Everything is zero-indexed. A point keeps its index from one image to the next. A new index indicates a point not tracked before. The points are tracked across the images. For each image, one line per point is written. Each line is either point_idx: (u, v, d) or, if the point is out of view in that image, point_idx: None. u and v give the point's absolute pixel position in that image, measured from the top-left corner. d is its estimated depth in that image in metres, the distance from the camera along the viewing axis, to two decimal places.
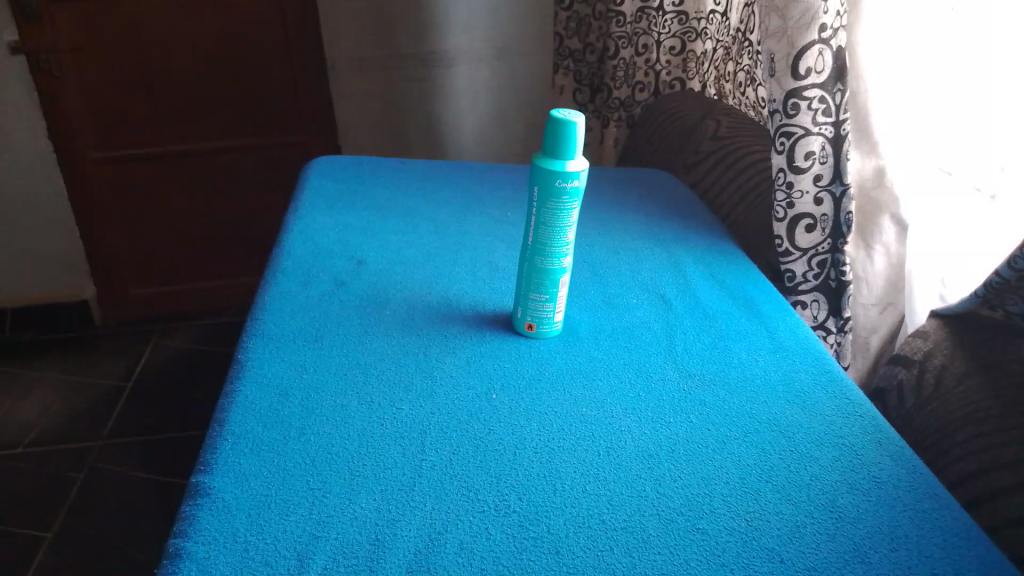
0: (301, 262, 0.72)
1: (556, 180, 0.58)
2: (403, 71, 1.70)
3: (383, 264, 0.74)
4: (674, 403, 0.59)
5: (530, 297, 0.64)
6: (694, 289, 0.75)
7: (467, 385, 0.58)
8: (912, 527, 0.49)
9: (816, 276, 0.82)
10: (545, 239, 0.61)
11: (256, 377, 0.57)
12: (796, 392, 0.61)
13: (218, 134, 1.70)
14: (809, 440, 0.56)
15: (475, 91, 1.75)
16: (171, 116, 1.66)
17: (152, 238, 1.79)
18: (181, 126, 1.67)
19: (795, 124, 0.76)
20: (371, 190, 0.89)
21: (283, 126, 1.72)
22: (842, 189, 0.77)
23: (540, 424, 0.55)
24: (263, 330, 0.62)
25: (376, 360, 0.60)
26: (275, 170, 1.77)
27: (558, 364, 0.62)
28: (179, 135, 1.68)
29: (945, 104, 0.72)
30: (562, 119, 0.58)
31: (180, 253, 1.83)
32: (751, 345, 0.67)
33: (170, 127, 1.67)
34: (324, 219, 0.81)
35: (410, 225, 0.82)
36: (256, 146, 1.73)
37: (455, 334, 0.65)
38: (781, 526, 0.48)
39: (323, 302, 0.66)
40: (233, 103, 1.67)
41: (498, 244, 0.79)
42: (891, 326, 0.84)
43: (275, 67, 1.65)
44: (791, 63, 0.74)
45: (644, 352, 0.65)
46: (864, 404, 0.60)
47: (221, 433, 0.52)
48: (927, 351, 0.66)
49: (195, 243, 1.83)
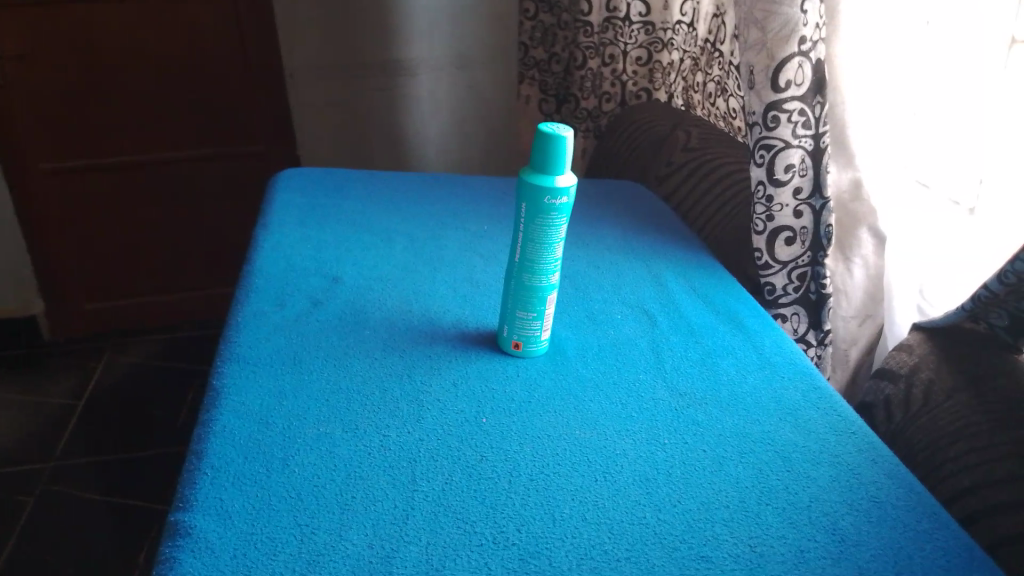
0: (275, 280, 0.69)
1: (545, 196, 0.57)
2: (365, 80, 1.67)
3: (360, 280, 0.72)
4: (667, 423, 0.58)
5: (517, 316, 0.62)
6: (677, 304, 0.74)
7: (456, 409, 0.56)
8: (914, 548, 0.48)
9: (796, 289, 0.82)
10: (533, 256, 0.59)
11: (233, 404, 0.54)
12: (787, 410, 0.60)
13: (175, 144, 1.65)
14: (806, 459, 0.55)
15: (437, 101, 1.72)
16: (126, 126, 1.61)
17: (104, 251, 1.73)
18: (135, 135, 1.62)
19: (774, 137, 0.75)
20: (342, 204, 0.86)
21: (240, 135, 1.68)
22: (822, 202, 0.76)
23: (533, 448, 0.53)
24: (238, 353, 0.59)
25: (359, 384, 0.58)
26: (233, 180, 1.73)
27: (547, 384, 0.60)
28: (134, 145, 1.63)
29: (932, 117, 0.73)
30: (551, 133, 0.56)
31: (134, 266, 1.77)
32: (738, 362, 0.66)
33: (124, 137, 1.62)
34: (295, 234, 0.78)
35: (384, 241, 0.79)
36: (216, 155, 1.69)
37: (439, 355, 0.63)
38: (786, 551, 0.47)
39: (301, 323, 0.64)
40: (191, 112, 1.63)
41: (476, 258, 0.78)
42: (870, 339, 0.83)
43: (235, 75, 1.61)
44: (770, 76, 0.73)
45: (632, 370, 0.64)
46: (855, 421, 0.60)
47: (199, 466, 0.49)
48: (914, 365, 0.66)
49: (149, 256, 1.77)
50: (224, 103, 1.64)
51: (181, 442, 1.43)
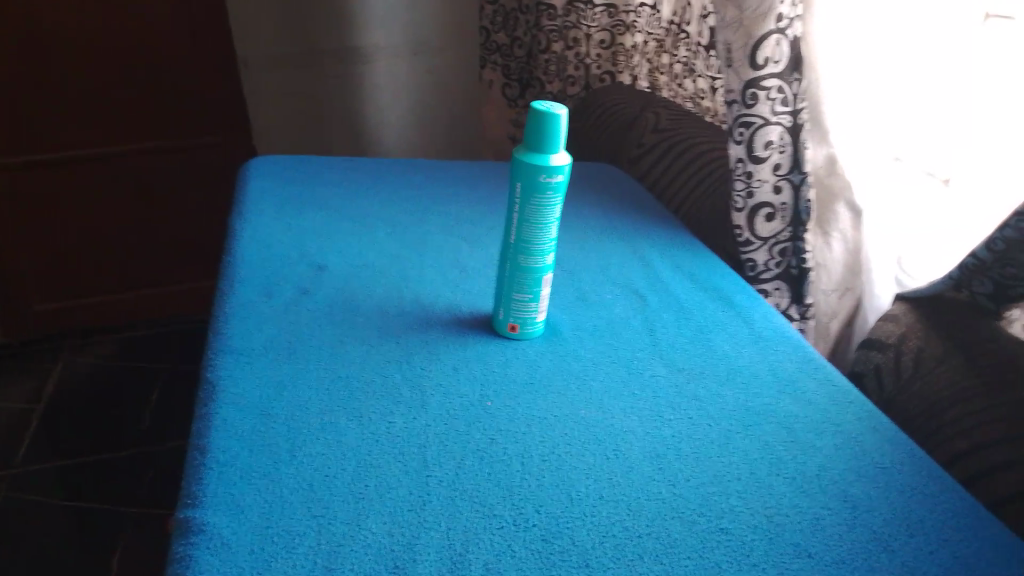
0: (259, 271, 0.68)
1: (540, 175, 0.56)
2: (322, 67, 1.64)
3: (346, 269, 0.71)
4: (670, 399, 0.58)
5: (513, 298, 0.61)
6: (665, 281, 0.75)
7: (459, 394, 0.56)
8: (924, 512, 0.50)
9: (778, 264, 0.83)
10: (528, 237, 0.59)
11: (232, 398, 0.52)
12: (784, 381, 0.61)
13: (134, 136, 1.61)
14: (809, 430, 0.56)
15: (395, 86, 1.71)
16: (77, 122, 1.55)
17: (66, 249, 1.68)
18: (87, 129, 1.57)
19: (753, 114, 0.76)
20: (314, 197, 0.85)
21: (194, 126, 1.63)
22: (801, 177, 0.77)
23: (542, 429, 0.53)
24: (232, 345, 0.58)
25: (358, 372, 0.57)
26: (189, 172, 1.68)
27: (547, 365, 0.60)
28: (85, 139, 1.57)
29: (905, 91, 0.73)
30: (543, 111, 0.55)
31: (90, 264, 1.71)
32: (730, 336, 0.67)
33: (76, 132, 1.56)
34: (274, 224, 0.77)
35: (367, 231, 0.78)
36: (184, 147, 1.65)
37: (436, 340, 0.62)
38: (800, 520, 0.48)
39: (292, 314, 0.63)
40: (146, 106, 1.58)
41: (463, 244, 0.78)
42: (849, 312, 0.84)
43: (190, 70, 1.56)
44: (748, 53, 0.74)
45: (629, 348, 0.64)
46: (851, 390, 0.61)
47: (205, 461, 0.47)
48: (901, 334, 0.68)
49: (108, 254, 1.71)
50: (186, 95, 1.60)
51: (147, 442, 1.39)
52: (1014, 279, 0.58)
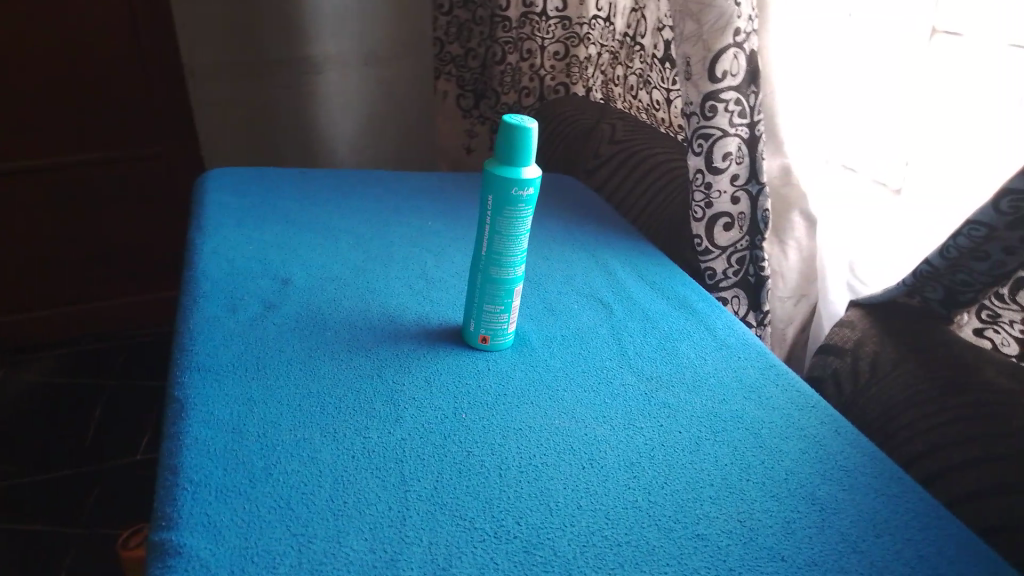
0: (222, 286, 0.67)
1: (511, 188, 0.57)
2: (272, 76, 1.63)
3: (311, 282, 0.70)
4: (641, 407, 0.58)
5: (484, 309, 0.62)
6: (629, 291, 0.76)
7: (432, 407, 0.56)
8: (889, 512, 0.51)
9: (735, 273, 0.84)
10: (500, 249, 0.59)
11: (202, 417, 0.51)
12: (749, 388, 0.63)
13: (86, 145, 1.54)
14: (775, 435, 0.57)
15: (347, 96, 1.70)
16: (26, 131, 1.48)
17: (13, 264, 1.60)
18: (36, 139, 1.50)
19: (712, 126, 0.77)
20: (273, 210, 0.84)
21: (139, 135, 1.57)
22: (758, 188, 0.79)
23: (516, 440, 0.53)
24: (199, 363, 0.57)
25: (330, 387, 0.56)
26: (133, 183, 1.62)
27: (519, 377, 0.60)
28: (35, 148, 1.50)
29: (866, 105, 0.75)
30: (515, 124, 0.56)
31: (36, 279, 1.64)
32: (695, 344, 0.68)
33: (25, 142, 1.49)
34: (235, 237, 0.76)
35: (329, 243, 0.78)
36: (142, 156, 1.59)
37: (407, 353, 0.61)
38: (773, 523, 0.49)
39: (258, 329, 0.62)
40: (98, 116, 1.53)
41: (427, 256, 0.78)
42: (805, 318, 0.87)
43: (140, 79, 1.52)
44: (707, 67, 0.75)
45: (598, 357, 0.64)
46: (813, 395, 0.62)
47: (177, 481, 0.46)
48: (857, 339, 0.70)
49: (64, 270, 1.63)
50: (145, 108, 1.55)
51: (92, 460, 1.34)
52: (965, 284, 0.61)
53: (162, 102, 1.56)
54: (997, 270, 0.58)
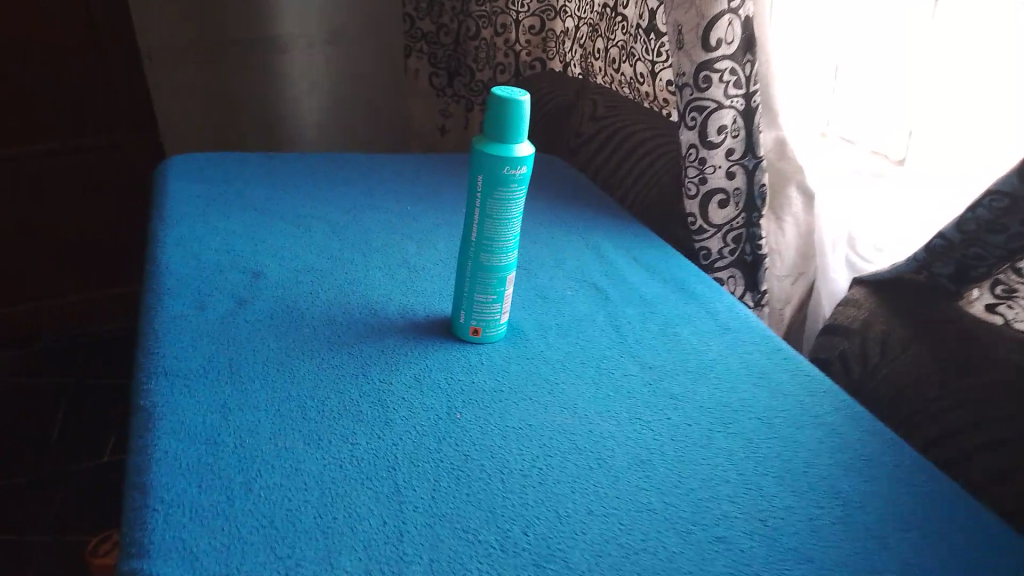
0: (189, 282, 0.62)
1: (503, 166, 0.53)
2: (233, 57, 1.56)
3: (284, 274, 0.66)
4: (647, 399, 0.55)
5: (475, 298, 0.57)
6: (623, 275, 0.72)
7: (424, 407, 0.51)
8: (914, 502, 0.48)
9: (731, 252, 0.80)
10: (491, 233, 0.55)
11: (173, 428, 0.47)
12: (757, 374, 0.59)
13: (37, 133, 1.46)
14: (789, 424, 0.54)
15: (313, 78, 1.65)
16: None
17: None
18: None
19: (707, 98, 0.73)
20: (240, 198, 0.79)
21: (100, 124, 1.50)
22: (754, 162, 0.75)
23: (518, 441, 0.49)
24: (167, 367, 0.52)
25: (311, 390, 0.52)
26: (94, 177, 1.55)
27: (514, 371, 0.56)
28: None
29: (862, 82, 0.73)
30: (505, 97, 0.52)
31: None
32: (697, 328, 0.64)
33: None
34: (201, 228, 0.71)
35: (302, 231, 0.73)
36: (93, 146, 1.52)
37: (393, 349, 0.57)
38: (796, 521, 0.46)
39: (230, 328, 0.57)
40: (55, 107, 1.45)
41: (409, 243, 0.73)
42: (803, 296, 0.83)
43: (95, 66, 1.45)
44: (700, 34, 0.72)
45: (597, 346, 0.60)
46: (824, 380, 0.59)
47: (148, 501, 0.42)
48: (865, 319, 0.67)
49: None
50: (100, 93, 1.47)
51: (54, 463, 1.28)
52: (978, 259, 0.58)
53: (121, 88, 1.49)
54: (1014, 243, 0.55)
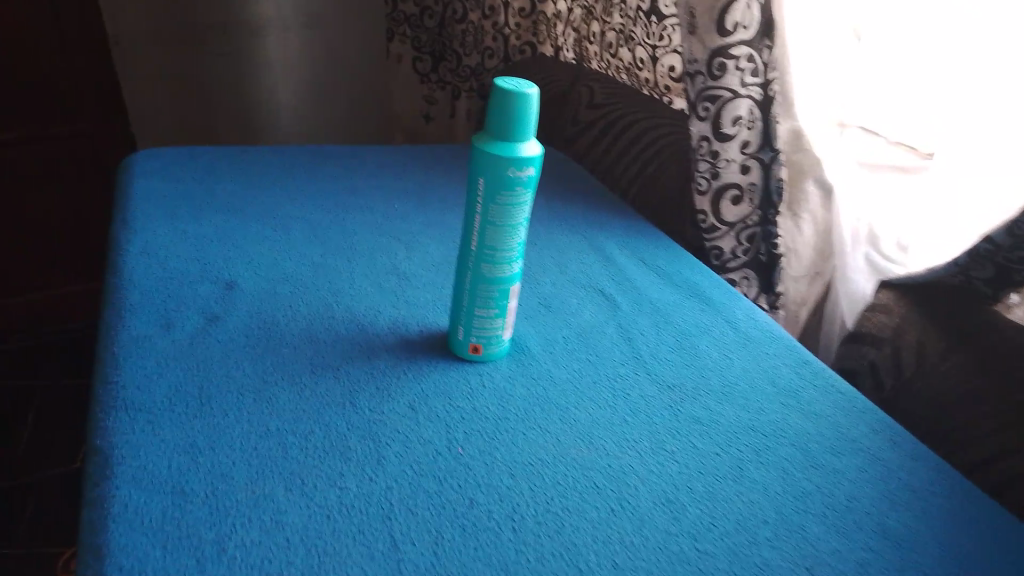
0: (154, 297, 0.56)
1: (508, 168, 0.47)
2: (208, 42, 1.48)
3: (260, 285, 0.59)
4: (669, 425, 0.49)
5: (475, 313, 0.52)
6: (632, 279, 0.66)
7: (422, 441, 0.45)
8: (970, 541, 0.43)
9: (745, 251, 0.76)
10: (494, 242, 0.49)
11: (135, 475, 0.41)
12: (787, 391, 0.54)
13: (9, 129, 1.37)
14: (826, 450, 0.49)
15: (289, 63, 1.57)
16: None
17: None
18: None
19: (722, 86, 0.70)
20: (211, 198, 0.73)
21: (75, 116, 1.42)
22: (771, 155, 0.70)
23: (529, 480, 0.43)
24: (128, 400, 0.46)
25: (292, 424, 0.46)
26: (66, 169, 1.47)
27: (521, 395, 0.50)
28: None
29: (893, 69, 0.68)
30: (510, 89, 0.46)
31: None
32: (716, 339, 0.58)
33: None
34: (169, 234, 0.65)
35: (280, 235, 0.67)
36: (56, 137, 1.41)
37: (384, 371, 0.51)
38: (846, 569, 0.40)
39: (200, 350, 0.51)
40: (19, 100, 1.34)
41: (398, 246, 0.68)
42: (820, 298, 0.75)
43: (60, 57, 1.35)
44: (717, 17, 0.68)
45: (609, 362, 0.55)
46: (858, 396, 0.54)
47: (102, 568, 0.35)
48: (897, 327, 0.61)
49: None
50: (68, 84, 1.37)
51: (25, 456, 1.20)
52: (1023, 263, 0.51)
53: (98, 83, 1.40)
54: None
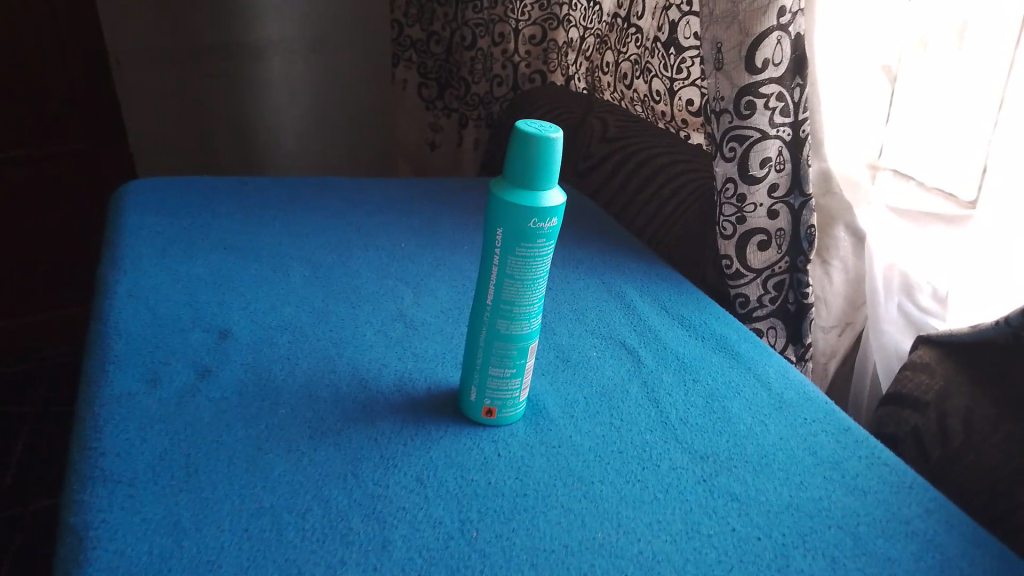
0: (140, 348, 0.52)
1: (528, 220, 0.43)
2: (210, 63, 1.44)
3: (256, 333, 0.55)
4: (702, 504, 0.44)
5: (490, 374, 0.47)
6: (655, 330, 0.62)
7: (432, 523, 0.41)
8: None
9: (773, 300, 0.71)
10: (512, 296, 0.45)
11: (111, 561, 0.36)
12: (828, 463, 0.49)
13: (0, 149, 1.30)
14: (877, 534, 0.44)
15: (291, 86, 1.53)
16: None
17: None
18: None
19: (750, 126, 0.64)
20: (207, 235, 0.68)
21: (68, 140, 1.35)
22: (801, 200, 0.66)
23: (552, 570, 0.39)
24: (107, 471, 0.42)
25: (288, 499, 0.41)
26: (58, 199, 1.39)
27: (540, 466, 0.46)
28: None
29: (934, 110, 0.64)
30: (533, 132, 0.42)
31: None
32: (748, 402, 0.54)
33: None
34: (160, 276, 0.61)
35: (279, 277, 0.63)
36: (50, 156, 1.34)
37: (389, 437, 0.47)
38: None
39: (188, 410, 0.47)
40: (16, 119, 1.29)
41: (405, 291, 0.63)
42: (849, 350, 0.74)
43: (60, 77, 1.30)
44: (745, 54, 0.62)
45: (635, 428, 0.50)
46: (905, 470, 0.49)
47: None
48: (941, 392, 0.57)
49: None
50: (66, 105, 1.32)
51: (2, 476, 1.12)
52: None
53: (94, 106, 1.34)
54: None
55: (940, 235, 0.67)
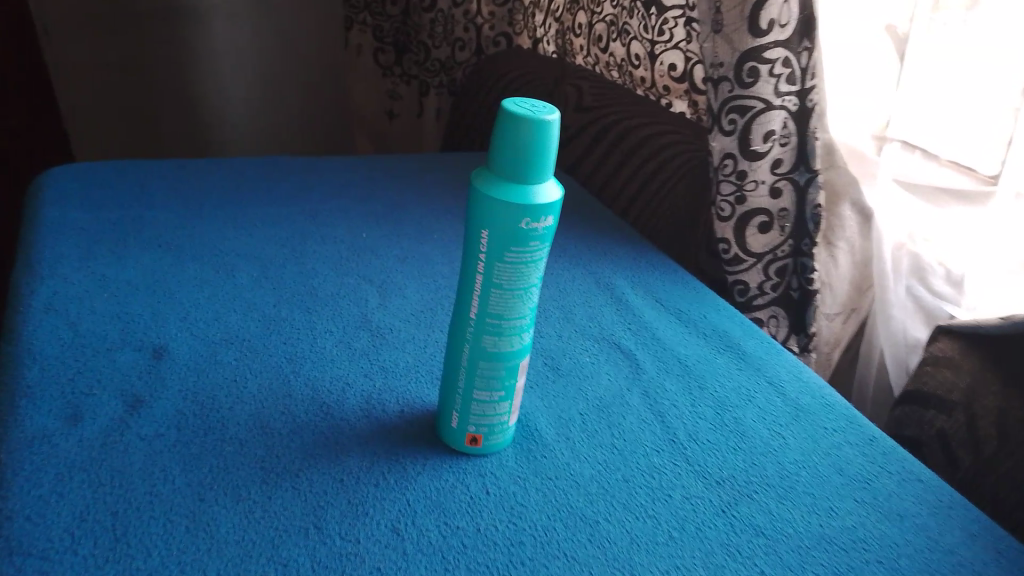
0: (59, 376, 0.44)
1: (519, 220, 0.36)
2: (150, 32, 1.34)
3: (198, 352, 0.47)
4: (725, 543, 0.38)
5: (474, 399, 0.40)
6: (653, 328, 0.55)
7: None
8: None
9: (774, 286, 0.65)
10: (500, 309, 0.38)
11: None
12: (859, 484, 0.43)
13: None
14: (921, 570, 0.38)
15: (238, 54, 1.42)
16: None
17: None
18: None
19: (752, 96, 0.58)
20: (140, 232, 0.60)
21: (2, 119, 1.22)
22: (806, 177, 0.59)
23: None
24: (13, 540, 0.34)
25: (238, 564, 0.34)
26: None
27: (536, 505, 0.39)
28: None
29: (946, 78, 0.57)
30: (524, 114, 0.34)
31: None
32: (763, 412, 0.48)
33: None
34: (85, 283, 0.53)
35: (224, 280, 0.55)
36: None
37: (357, 477, 0.40)
38: None
39: (116, 454, 0.39)
40: None
41: (369, 290, 0.56)
42: (853, 338, 0.70)
43: None
44: (748, 14, 0.55)
45: (641, 450, 0.44)
46: (945, 488, 0.44)
47: None
48: (971, 392, 0.52)
49: None
50: None
51: None
52: None
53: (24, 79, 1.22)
54: None
55: (960, 216, 0.59)
